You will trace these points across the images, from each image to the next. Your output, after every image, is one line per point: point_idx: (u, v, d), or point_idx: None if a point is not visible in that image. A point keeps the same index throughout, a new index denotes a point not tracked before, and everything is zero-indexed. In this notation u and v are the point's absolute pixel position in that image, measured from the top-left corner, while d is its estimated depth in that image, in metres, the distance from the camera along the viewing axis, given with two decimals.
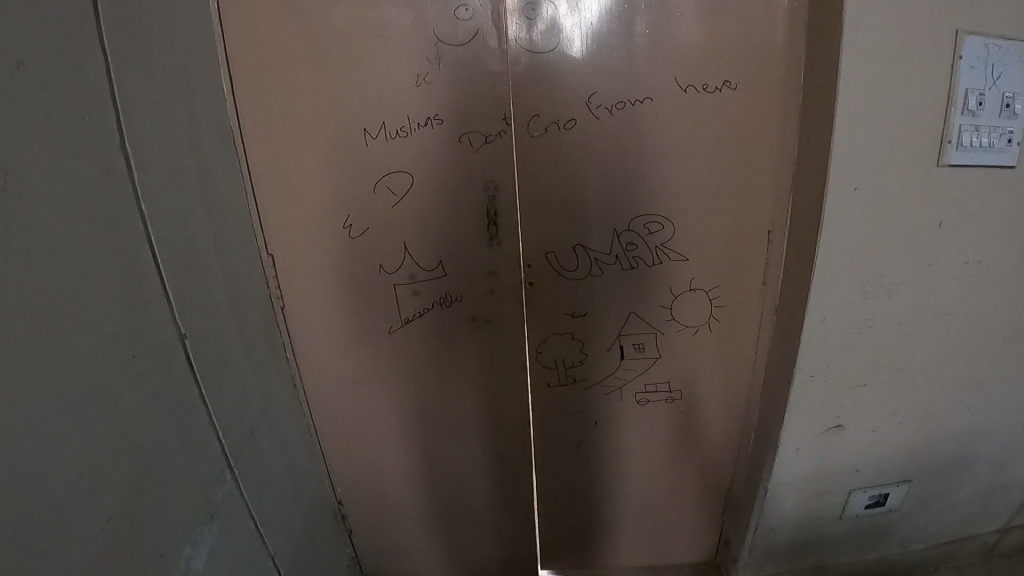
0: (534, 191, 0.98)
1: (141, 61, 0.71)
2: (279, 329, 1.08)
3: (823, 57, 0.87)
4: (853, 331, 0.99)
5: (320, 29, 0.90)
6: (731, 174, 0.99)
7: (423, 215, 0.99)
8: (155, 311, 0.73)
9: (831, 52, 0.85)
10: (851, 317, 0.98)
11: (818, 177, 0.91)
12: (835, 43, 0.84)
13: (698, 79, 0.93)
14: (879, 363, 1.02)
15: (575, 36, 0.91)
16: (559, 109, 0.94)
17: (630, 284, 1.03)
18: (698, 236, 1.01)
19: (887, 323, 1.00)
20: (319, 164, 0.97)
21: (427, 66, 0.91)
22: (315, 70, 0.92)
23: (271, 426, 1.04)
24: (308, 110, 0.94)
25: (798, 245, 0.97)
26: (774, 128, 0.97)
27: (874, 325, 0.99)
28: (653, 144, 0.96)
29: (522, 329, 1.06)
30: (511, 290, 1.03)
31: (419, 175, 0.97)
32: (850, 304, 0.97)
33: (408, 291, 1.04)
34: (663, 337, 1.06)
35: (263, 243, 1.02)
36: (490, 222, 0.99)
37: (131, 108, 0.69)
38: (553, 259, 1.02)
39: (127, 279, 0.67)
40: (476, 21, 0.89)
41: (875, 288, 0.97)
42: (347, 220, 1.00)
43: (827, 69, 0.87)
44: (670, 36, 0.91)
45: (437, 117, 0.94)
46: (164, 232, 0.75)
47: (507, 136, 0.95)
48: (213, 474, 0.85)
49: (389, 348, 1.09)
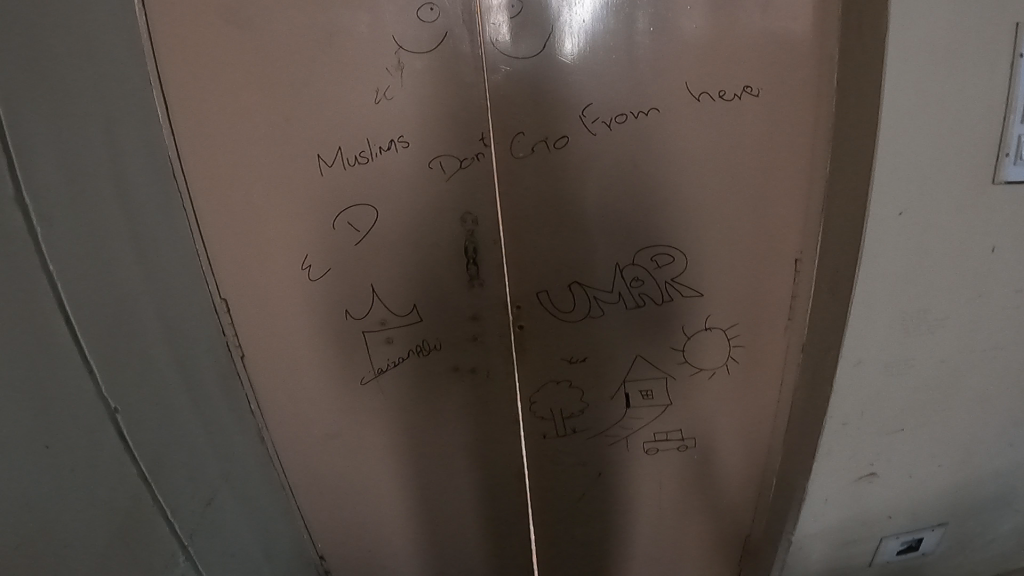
0: (521, 222, 0.84)
1: (42, 77, 0.56)
2: (240, 381, 0.93)
3: (859, 57, 0.73)
4: (894, 372, 0.87)
5: (258, 38, 0.75)
6: (749, 195, 0.86)
7: (392, 253, 0.84)
8: (76, 390, 0.59)
9: (871, 50, 0.71)
10: (891, 358, 0.86)
11: (856, 198, 0.78)
12: (877, 40, 0.70)
13: (713, 85, 0.80)
14: (916, 403, 0.91)
15: (564, 37, 0.77)
16: (547, 125, 0.80)
17: (637, 325, 0.89)
18: (714, 268, 0.88)
19: (928, 363, 0.88)
20: (269, 196, 0.82)
21: (388, 80, 0.76)
22: (255, 86, 0.77)
23: (236, 493, 0.90)
24: (249, 134, 0.79)
25: (832, 276, 0.84)
26: (800, 140, 0.84)
27: (915, 365, 0.88)
28: (661, 163, 0.83)
29: (512, 379, 0.91)
30: (498, 336, 0.89)
31: (384, 207, 0.82)
32: (890, 343, 0.85)
33: (379, 338, 0.89)
34: (675, 381, 0.93)
35: (216, 285, 0.87)
36: (470, 259, 0.84)
37: (31, 142, 0.54)
38: (546, 299, 0.87)
39: (37, 361, 0.53)
40: (445, 23, 0.75)
41: (917, 324, 0.85)
42: (305, 260, 0.85)
43: (865, 71, 0.73)
44: (679, 33, 0.77)
45: (402, 139, 0.79)
46: (91, 288, 0.62)
47: (486, 158, 0.81)
48: (161, 561, 0.71)
49: (360, 401, 0.94)
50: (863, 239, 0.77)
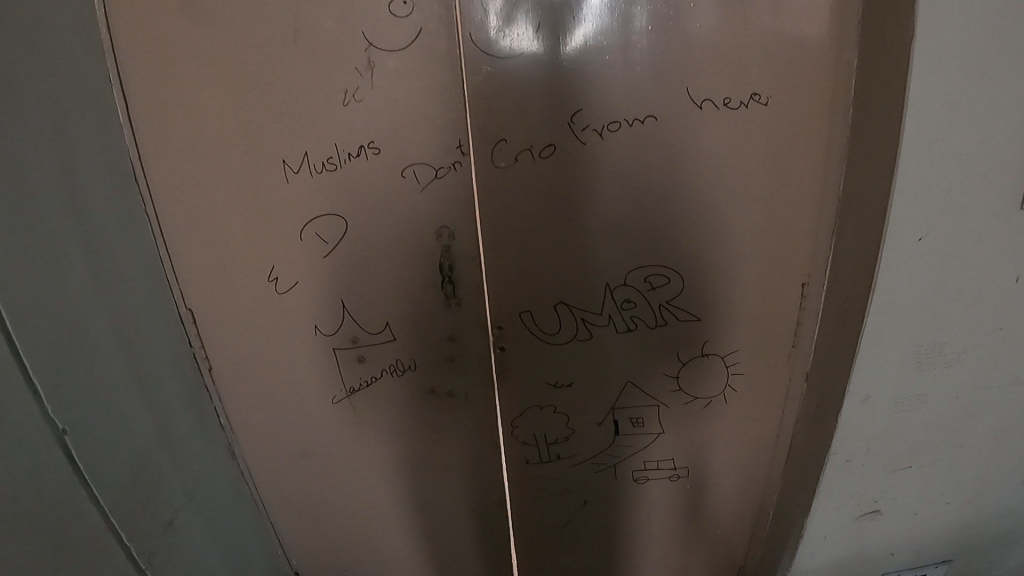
0: (503, 237, 0.77)
1: None
2: (209, 395, 0.85)
3: (883, 63, 0.66)
4: (903, 410, 0.82)
5: (214, 29, 0.68)
6: (752, 214, 0.79)
7: (362, 266, 0.76)
8: (15, 412, 0.51)
9: (896, 55, 0.63)
10: (902, 396, 0.81)
11: (875, 218, 0.71)
12: (903, 45, 0.62)
13: (717, 92, 0.73)
14: (925, 438, 0.85)
15: (552, 35, 0.70)
16: (533, 133, 0.73)
17: (629, 349, 0.82)
18: (714, 291, 0.82)
19: (941, 399, 0.82)
20: (229, 204, 0.75)
21: (357, 80, 0.70)
22: (212, 83, 0.70)
23: (206, 519, 0.82)
24: (206, 136, 0.72)
25: (841, 305, 0.79)
26: (811, 153, 0.77)
27: (927, 402, 0.82)
28: (659, 177, 0.76)
29: (491, 406, 0.84)
30: (476, 360, 0.81)
31: (353, 218, 0.74)
32: (899, 379, 0.80)
33: (350, 356, 0.80)
34: (668, 410, 0.87)
35: (180, 295, 0.79)
36: (445, 276, 0.77)
37: None
38: (529, 320, 0.80)
39: None
40: (419, 17, 0.68)
41: (931, 359, 0.79)
42: (271, 272, 0.77)
43: (889, 78, 0.65)
44: (681, 32, 0.70)
45: (373, 145, 0.72)
46: (30, 307, 0.54)
47: (464, 168, 0.74)
48: None
49: (327, 426, 0.85)
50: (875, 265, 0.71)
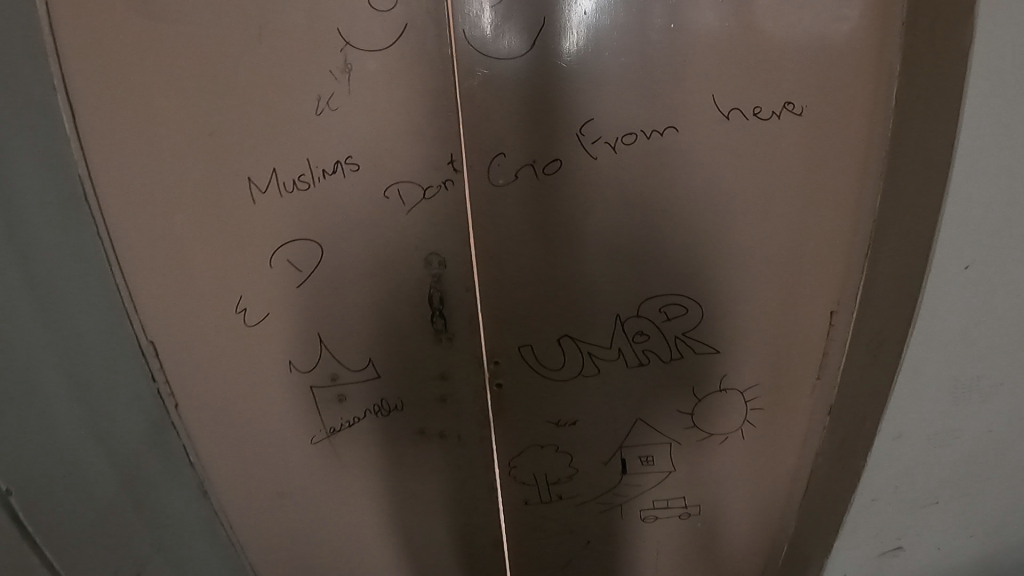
0: (500, 263, 0.68)
1: None
2: (177, 435, 0.75)
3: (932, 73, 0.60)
4: (934, 446, 0.75)
5: (168, 25, 0.59)
6: (775, 234, 0.72)
7: (341, 297, 0.67)
8: None
9: (952, 60, 0.57)
10: (934, 432, 0.74)
11: (920, 243, 0.63)
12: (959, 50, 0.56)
13: (745, 100, 0.66)
14: (955, 473, 0.79)
15: (557, 35, 0.62)
16: (534, 145, 0.64)
17: (639, 385, 0.75)
18: (733, 320, 0.75)
19: (973, 432, 0.75)
20: (187, 227, 0.66)
21: (333, 84, 0.61)
22: (166, 87, 0.61)
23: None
24: (158, 148, 0.63)
25: (873, 335, 0.72)
26: (844, 172, 0.70)
27: (959, 436, 0.75)
28: (675, 194, 0.68)
29: (486, 446, 0.76)
30: (470, 399, 0.72)
31: (329, 244, 0.65)
32: (931, 415, 0.72)
33: (330, 396, 0.72)
34: (680, 447, 0.80)
35: (140, 326, 0.70)
36: (436, 309, 0.68)
37: None
38: (530, 354, 0.72)
39: None
40: (404, 12, 0.60)
41: (967, 393, 0.71)
42: (240, 302, 0.68)
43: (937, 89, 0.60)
44: (705, 33, 0.63)
45: (351, 161, 0.63)
46: None
47: (456, 186, 0.65)
48: None
49: (304, 468, 0.77)
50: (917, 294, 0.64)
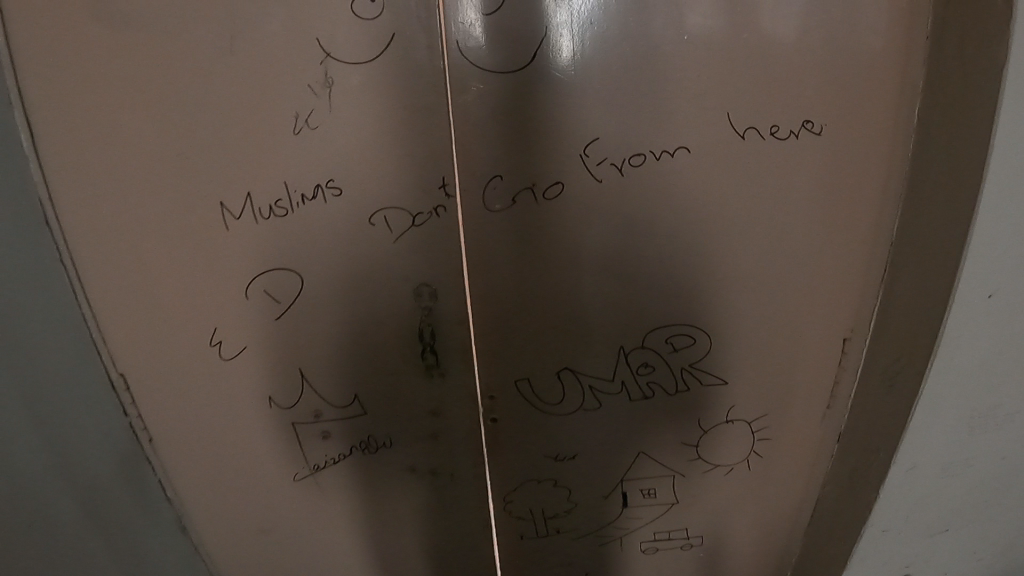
0: (496, 291, 0.64)
1: None
2: (153, 470, 0.68)
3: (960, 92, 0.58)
4: (950, 477, 0.72)
5: (132, 33, 0.54)
6: (788, 255, 0.70)
7: (324, 330, 0.63)
8: None
9: (988, 78, 0.55)
10: (949, 461, 0.70)
11: (942, 267, 0.62)
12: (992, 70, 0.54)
13: (762, 119, 0.64)
14: (968, 504, 0.75)
15: (563, 44, 0.58)
16: (534, 167, 0.60)
17: (643, 417, 0.70)
18: (740, 347, 0.71)
19: (988, 460, 0.72)
20: (153, 255, 0.60)
21: (312, 100, 0.56)
22: (129, 102, 0.55)
23: None
24: (121, 168, 0.57)
25: (891, 363, 0.69)
26: (861, 192, 0.68)
27: (975, 465, 0.71)
28: (682, 215, 0.65)
29: (481, 483, 0.71)
30: (462, 435, 0.68)
31: (310, 272, 0.61)
32: (947, 445, 0.69)
33: (313, 432, 0.67)
34: (684, 479, 0.76)
35: (110, 356, 0.63)
36: (426, 343, 0.63)
37: None
38: (527, 388, 0.67)
39: None
40: (391, 21, 0.55)
41: (985, 421, 0.68)
42: (214, 335, 0.63)
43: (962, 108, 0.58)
44: (721, 48, 0.61)
45: (333, 185, 0.58)
46: None
47: (448, 212, 0.60)
48: None
49: (285, 506, 0.72)
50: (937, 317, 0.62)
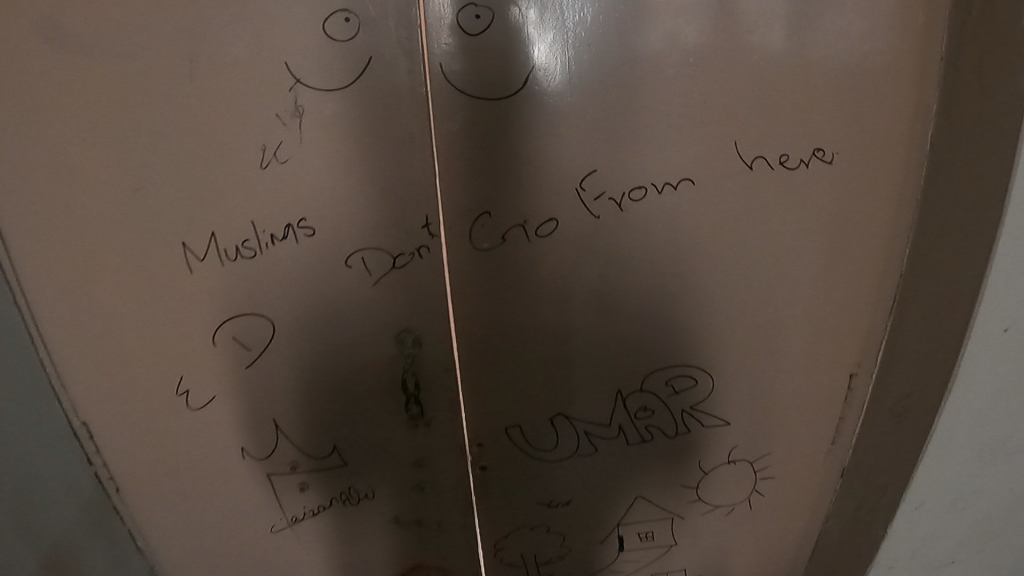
0: (484, 329, 0.61)
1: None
2: (122, 521, 0.64)
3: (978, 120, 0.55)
4: (957, 512, 0.69)
5: (82, 58, 0.49)
6: (792, 289, 0.66)
7: (300, 374, 0.59)
8: None
9: (1006, 107, 0.53)
10: (957, 496, 0.68)
11: (958, 301, 0.59)
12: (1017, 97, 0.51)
13: (772, 148, 0.60)
14: (976, 538, 0.73)
15: (556, 67, 0.54)
16: (525, 202, 0.57)
17: (641, 461, 0.68)
18: (742, 385, 0.68)
19: (996, 493, 0.70)
20: (114, 299, 0.56)
21: (280, 131, 0.52)
22: (82, 134, 0.51)
23: None
24: (76, 205, 0.53)
25: (899, 399, 0.66)
26: (872, 222, 0.65)
27: (981, 498, 0.69)
28: (680, 248, 0.61)
29: (470, 533, 0.68)
30: (450, 485, 0.65)
31: (284, 313, 0.57)
32: (956, 482, 0.67)
33: (290, 484, 0.63)
34: (682, 521, 0.73)
35: (70, 403, 0.59)
36: (410, 394, 0.61)
37: None
38: (519, 435, 0.65)
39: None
40: (366, 43, 0.51)
41: (993, 456, 0.66)
42: (181, 383, 0.59)
43: (985, 136, 0.55)
44: (727, 68, 0.57)
45: (305, 225, 0.54)
46: None
47: (432, 254, 0.57)
48: None
49: (259, 559, 0.67)
50: (948, 354, 0.60)
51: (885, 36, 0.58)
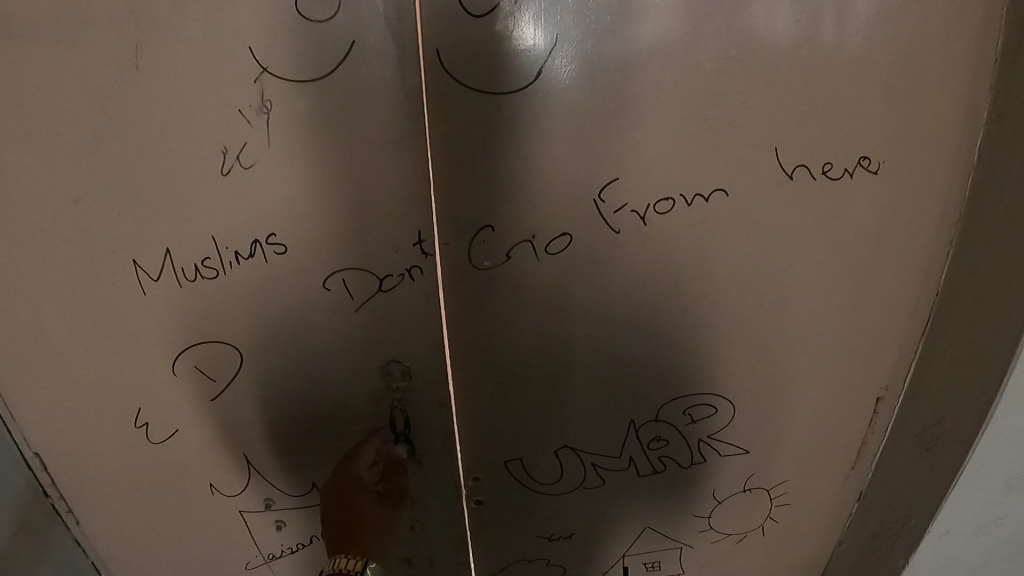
0: (482, 354, 0.55)
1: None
2: (84, 553, 0.61)
3: None
4: (979, 540, 0.66)
5: (15, 44, 0.43)
6: (825, 312, 0.59)
7: (280, 397, 0.55)
8: None
9: None
10: (981, 524, 0.64)
11: (1003, 325, 0.54)
12: None
13: (816, 155, 0.53)
14: (998, 566, 0.69)
15: (570, 56, 0.46)
16: (531, 213, 0.50)
17: (648, 493, 0.64)
18: (762, 410, 0.62)
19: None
20: (60, 315, 0.51)
21: (245, 130, 0.46)
22: (21, 132, 0.45)
23: None
24: (16, 209, 0.47)
25: (929, 427, 0.61)
26: (919, 236, 0.57)
27: (1007, 526, 0.65)
28: (701, 265, 0.55)
29: (464, 569, 0.66)
30: (439, 523, 0.62)
31: (255, 335, 0.52)
32: (982, 511, 0.63)
33: (265, 522, 0.61)
34: (693, 551, 0.70)
35: (18, 435, 0.55)
36: (398, 433, 0.57)
37: None
38: (518, 468, 0.60)
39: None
40: (347, 25, 0.44)
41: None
42: (139, 417, 0.55)
43: None
44: (767, 59, 0.49)
45: (275, 242, 0.49)
46: None
47: (425, 274, 0.51)
48: None
49: None
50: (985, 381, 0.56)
51: (949, 24, 0.50)
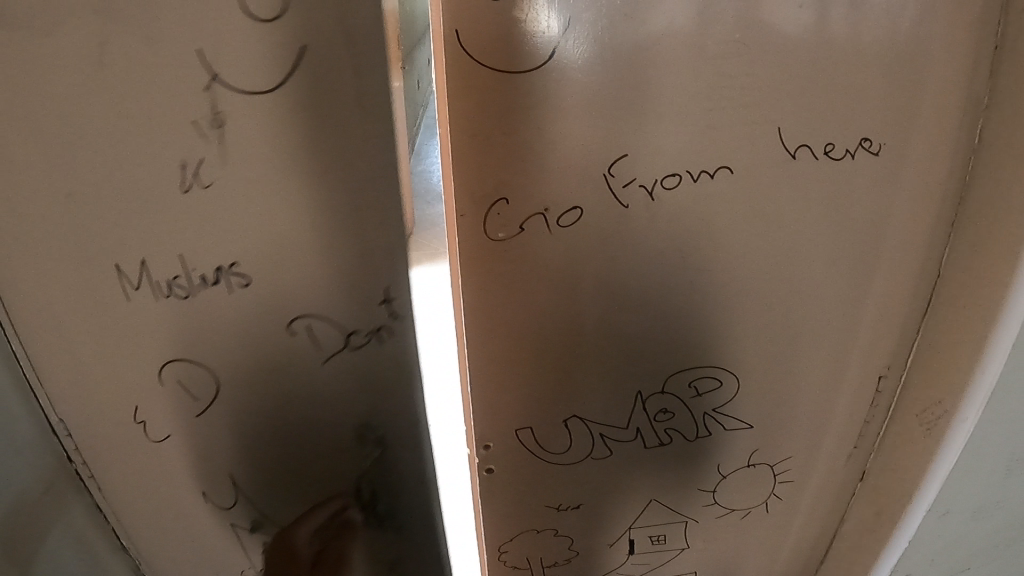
0: (494, 325, 0.57)
1: None
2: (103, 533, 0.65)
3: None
4: (980, 521, 0.69)
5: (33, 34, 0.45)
6: (826, 291, 0.61)
7: (256, 382, 0.59)
8: None
9: None
10: (981, 505, 0.68)
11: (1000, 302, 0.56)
12: None
13: (818, 134, 0.55)
14: (994, 542, 0.72)
15: (581, 37, 0.49)
16: (545, 188, 0.53)
17: (653, 465, 0.66)
18: (766, 387, 0.64)
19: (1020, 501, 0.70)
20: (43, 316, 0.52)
21: (202, 136, 0.47)
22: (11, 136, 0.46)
23: None
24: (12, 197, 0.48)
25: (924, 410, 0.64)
26: (920, 218, 0.59)
27: (1006, 507, 0.69)
28: (707, 242, 0.57)
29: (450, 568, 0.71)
30: (413, 517, 0.67)
31: (236, 316, 0.55)
32: (979, 489, 0.67)
33: (253, 544, 0.67)
34: (698, 524, 0.72)
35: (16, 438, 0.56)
36: (371, 450, 0.63)
37: None
38: (530, 437, 0.62)
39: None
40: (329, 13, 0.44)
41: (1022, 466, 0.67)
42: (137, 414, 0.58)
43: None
44: (773, 45, 0.51)
45: (241, 277, 0.53)
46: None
47: (392, 334, 0.57)
48: None
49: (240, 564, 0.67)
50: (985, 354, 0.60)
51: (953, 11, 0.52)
